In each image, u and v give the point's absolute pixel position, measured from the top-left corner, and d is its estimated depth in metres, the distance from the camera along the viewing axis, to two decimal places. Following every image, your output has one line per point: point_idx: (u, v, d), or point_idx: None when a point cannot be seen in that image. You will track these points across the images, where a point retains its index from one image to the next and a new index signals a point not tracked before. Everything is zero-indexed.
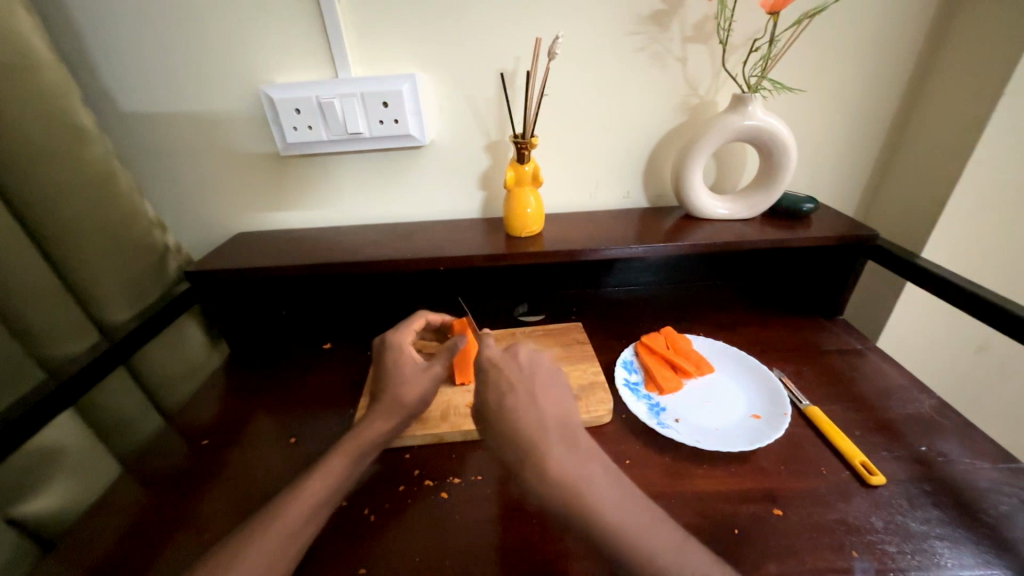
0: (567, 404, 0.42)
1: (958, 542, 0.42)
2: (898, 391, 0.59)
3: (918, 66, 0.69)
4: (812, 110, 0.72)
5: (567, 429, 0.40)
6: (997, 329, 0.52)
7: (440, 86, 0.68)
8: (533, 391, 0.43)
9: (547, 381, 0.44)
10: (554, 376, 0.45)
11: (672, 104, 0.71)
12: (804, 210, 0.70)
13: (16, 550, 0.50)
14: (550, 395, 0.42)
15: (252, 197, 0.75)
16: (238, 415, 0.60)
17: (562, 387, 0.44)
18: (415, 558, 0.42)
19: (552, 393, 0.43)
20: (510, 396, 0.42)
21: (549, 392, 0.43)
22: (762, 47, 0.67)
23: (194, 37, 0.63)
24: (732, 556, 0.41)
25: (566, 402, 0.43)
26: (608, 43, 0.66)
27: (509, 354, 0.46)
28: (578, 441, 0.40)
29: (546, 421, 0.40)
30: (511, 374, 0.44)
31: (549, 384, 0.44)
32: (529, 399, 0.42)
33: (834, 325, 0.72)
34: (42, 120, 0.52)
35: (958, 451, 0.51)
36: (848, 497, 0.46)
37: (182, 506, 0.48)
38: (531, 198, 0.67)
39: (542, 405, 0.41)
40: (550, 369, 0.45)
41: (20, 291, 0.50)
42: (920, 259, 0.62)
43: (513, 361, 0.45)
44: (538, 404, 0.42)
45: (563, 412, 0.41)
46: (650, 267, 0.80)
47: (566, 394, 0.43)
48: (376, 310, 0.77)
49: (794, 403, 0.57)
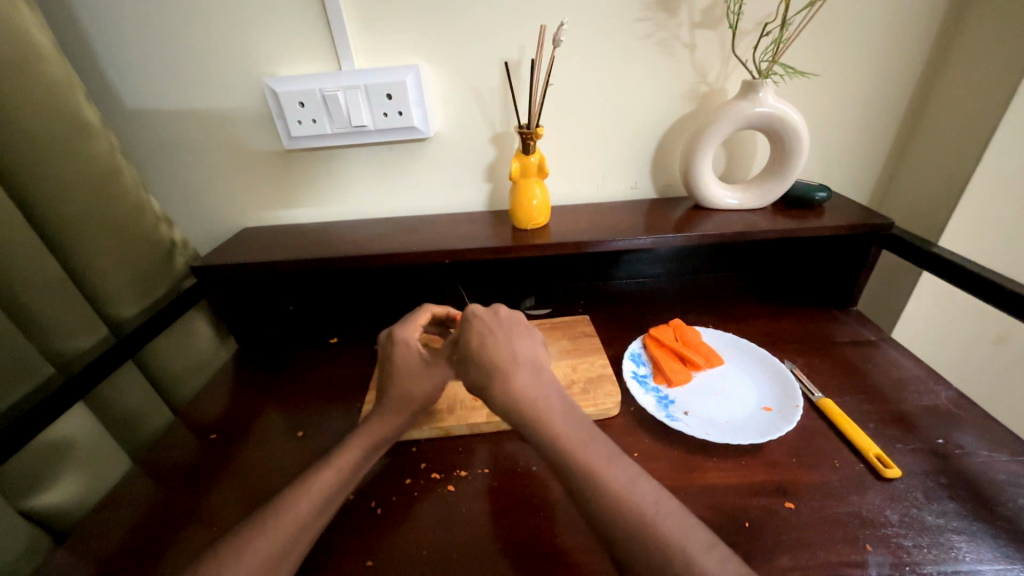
0: (538, 350, 0.48)
1: (976, 536, 0.41)
2: (913, 382, 0.58)
3: (936, 50, 0.67)
4: (824, 96, 0.71)
5: (536, 367, 0.45)
6: (999, 307, 0.53)
7: (445, 78, 0.67)
8: (508, 336, 0.47)
9: (521, 333, 0.48)
10: (530, 332, 0.49)
11: (680, 92, 0.70)
12: (818, 198, 0.69)
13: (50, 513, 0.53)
14: (522, 342, 0.47)
15: (258, 192, 0.75)
16: (246, 410, 0.60)
17: (535, 339, 0.48)
18: (423, 550, 0.42)
19: (524, 342, 0.47)
20: (489, 338, 0.46)
21: (523, 340, 0.47)
22: (774, 31, 0.65)
23: (195, 30, 0.62)
24: (744, 550, 0.41)
25: (536, 348, 0.48)
26: (615, 31, 0.65)
27: (490, 311, 0.49)
28: (577, 438, 0.40)
29: (517, 358, 0.45)
30: (490, 324, 0.48)
31: (524, 335, 0.48)
32: (504, 341, 0.46)
33: (847, 316, 0.70)
34: (46, 115, 0.52)
35: (975, 443, 0.49)
36: (862, 489, 0.45)
37: (193, 498, 0.48)
38: (537, 189, 0.67)
39: (515, 346, 0.46)
40: (526, 325, 0.49)
41: (28, 288, 0.50)
42: (936, 247, 0.60)
43: (494, 316, 0.49)
44: (512, 345, 0.46)
45: (532, 353, 0.47)
46: (658, 259, 0.78)
47: (538, 344, 0.48)
48: (382, 304, 0.77)
49: (806, 395, 0.56)
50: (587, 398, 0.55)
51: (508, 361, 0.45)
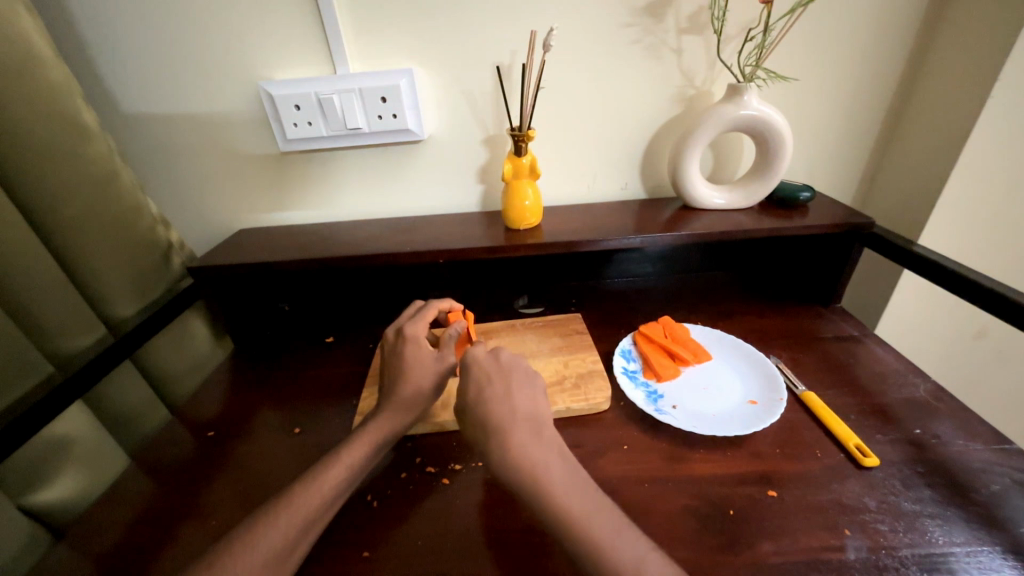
0: (539, 402, 0.46)
1: (949, 520, 0.43)
2: (894, 376, 0.60)
3: (911, 56, 0.70)
4: (807, 99, 0.73)
5: (534, 423, 0.44)
6: (998, 316, 0.52)
7: (438, 81, 0.68)
8: (509, 387, 0.46)
9: (522, 382, 0.47)
10: (531, 378, 0.48)
11: (668, 95, 0.71)
12: (802, 198, 0.71)
13: (68, 505, 0.54)
14: (523, 393, 0.46)
15: (254, 194, 0.76)
16: (243, 408, 0.61)
17: (537, 388, 0.47)
18: (418, 542, 0.44)
19: (525, 392, 0.46)
20: (488, 390, 0.46)
21: (524, 390, 0.46)
22: (757, 36, 0.67)
23: (191, 35, 0.63)
24: (728, 536, 0.42)
25: (538, 398, 0.46)
26: (603, 35, 0.66)
27: (491, 355, 0.49)
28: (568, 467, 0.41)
29: (516, 413, 0.44)
30: (490, 372, 0.47)
31: (525, 383, 0.47)
32: (503, 393, 0.45)
33: (832, 313, 0.72)
34: (43, 119, 0.52)
35: (951, 433, 0.51)
36: (842, 478, 0.47)
37: (191, 495, 0.49)
38: (529, 190, 0.68)
39: (515, 400, 0.45)
40: (528, 370, 0.49)
41: (29, 288, 0.51)
42: (915, 245, 0.63)
43: (494, 359, 0.48)
44: (512, 399, 0.45)
45: (533, 406, 0.45)
46: (648, 258, 0.80)
47: (540, 394, 0.47)
48: (378, 304, 0.78)
49: (790, 388, 0.58)
50: (578, 394, 0.57)
51: (506, 416, 0.44)
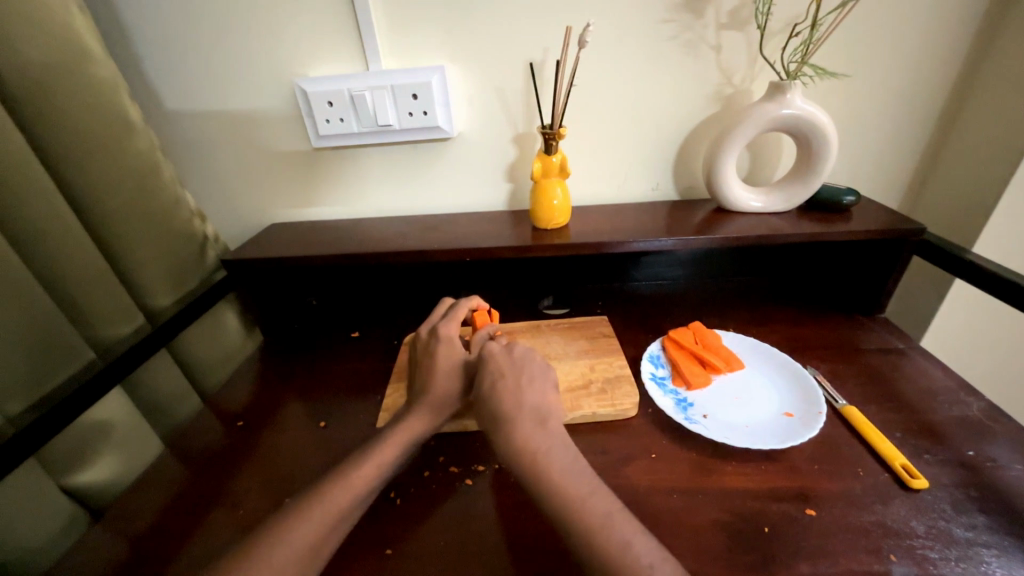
0: (549, 396, 0.47)
1: (1007, 551, 0.40)
2: (943, 393, 0.56)
3: (972, 53, 0.66)
4: (854, 98, 0.69)
5: (540, 413, 0.45)
6: None
7: (470, 78, 0.68)
8: (520, 380, 0.48)
9: (534, 375, 0.49)
10: (544, 373, 0.50)
11: (705, 93, 0.69)
12: (846, 202, 0.67)
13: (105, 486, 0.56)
14: (534, 386, 0.47)
15: (287, 190, 0.78)
16: (271, 399, 0.62)
17: (548, 382, 0.49)
18: (440, 542, 0.43)
19: (535, 385, 0.48)
20: (500, 382, 0.47)
21: (535, 383, 0.48)
22: (803, 32, 0.64)
23: (232, 32, 0.65)
24: (762, 554, 0.40)
25: (549, 391, 0.48)
26: (639, 31, 0.65)
27: (506, 349, 0.51)
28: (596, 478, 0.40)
29: (523, 405, 0.46)
30: (503, 365, 0.49)
31: (536, 377, 0.49)
32: (513, 384, 0.47)
33: (874, 323, 0.69)
34: (91, 114, 0.54)
35: (1008, 456, 0.48)
36: (887, 499, 0.44)
37: (221, 482, 0.50)
38: (558, 189, 0.67)
39: (523, 392, 0.47)
40: (541, 365, 0.50)
41: (74, 277, 0.53)
42: (970, 254, 0.59)
43: (507, 352, 0.50)
44: (521, 391, 0.47)
45: (542, 398, 0.47)
46: (678, 261, 0.78)
47: (550, 388, 0.48)
48: (403, 300, 0.79)
49: (830, 402, 0.55)
50: (605, 399, 0.55)
51: (526, 424, 0.44)
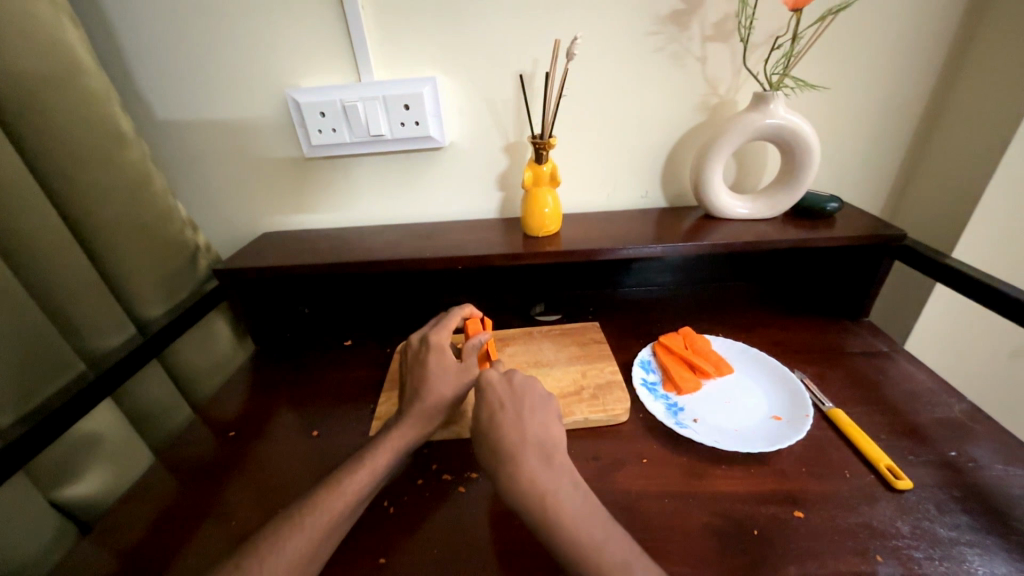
0: (552, 428, 0.47)
1: (989, 549, 0.40)
2: (927, 394, 0.57)
3: (947, 64, 0.68)
4: (836, 107, 0.71)
5: (544, 447, 0.44)
6: None
7: (461, 88, 0.69)
8: (521, 412, 0.47)
9: (535, 406, 0.48)
10: (546, 403, 0.49)
11: (692, 103, 0.71)
12: (829, 209, 0.69)
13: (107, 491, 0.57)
14: (535, 419, 0.46)
15: (279, 199, 0.78)
16: (263, 409, 0.62)
17: (549, 413, 0.48)
18: (434, 549, 0.43)
19: (537, 418, 0.47)
20: (501, 415, 0.46)
21: (536, 415, 0.47)
22: (785, 44, 0.66)
23: (224, 44, 0.65)
24: (752, 557, 0.41)
25: (550, 423, 0.47)
26: (627, 43, 0.66)
27: (505, 377, 0.50)
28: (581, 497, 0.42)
29: (526, 438, 0.44)
30: (502, 396, 0.48)
31: (539, 408, 0.48)
32: (515, 417, 0.46)
33: (859, 327, 0.70)
34: (83, 126, 0.54)
35: (989, 456, 0.49)
36: (873, 500, 0.45)
37: (212, 493, 0.50)
38: (549, 197, 0.68)
39: (525, 425, 0.46)
40: (543, 395, 0.49)
41: (65, 287, 0.53)
42: (949, 258, 0.60)
43: (506, 381, 0.49)
44: (522, 424, 0.46)
45: (544, 431, 0.46)
46: (667, 267, 0.79)
47: (553, 420, 0.47)
48: (396, 308, 0.79)
49: (817, 405, 0.56)
50: (597, 404, 0.56)
51: (513, 436, 0.44)
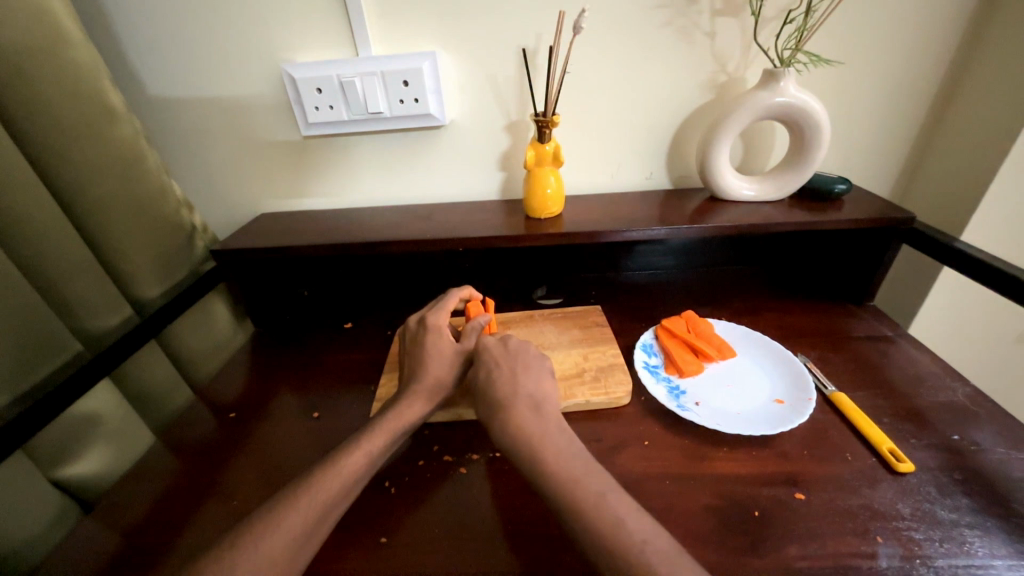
0: (545, 383, 0.48)
1: (989, 531, 0.41)
2: (930, 379, 0.57)
3: (964, 40, 0.66)
4: (848, 85, 0.69)
5: (535, 401, 0.46)
6: None
7: (462, 64, 0.67)
8: (515, 369, 0.48)
9: (529, 365, 0.49)
10: (540, 361, 0.50)
11: (700, 81, 0.69)
12: (837, 191, 0.68)
13: (112, 469, 0.57)
14: (528, 375, 0.48)
15: (276, 179, 0.76)
16: (262, 391, 0.62)
17: (543, 371, 0.49)
18: (435, 529, 0.43)
19: (530, 375, 0.48)
20: (495, 372, 0.48)
21: (529, 372, 0.48)
22: (798, 18, 0.64)
23: (216, 16, 0.63)
24: (752, 538, 0.41)
25: (544, 380, 0.48)
26: (634, 17, 0.64)
27: (500, 341, 0.52)
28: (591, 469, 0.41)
29: (518, 393, 0.46)
30: (497, 356, 0.50)
31: (532, 365, 0.49)
32: (509, 375, 0.48)
33: (863, 311, 0.70)
34: (71, 100, 0.53)
35: (992, 440, 0.49)
36: (874, 483, 0.45)
37: (213, 474, 0.50)
38: (551, 178, 0.66)
39: (518, 380, 0.47)
40: (536, 356, 0.51)
41: (57, 266, 0.52)
42: (958, 242, 0.59)
43: (502, 345, 0.51)
44: (515, 379, 0.47)
45: (537, 387, 0.47)
46: (671, 251, 0.78)
47: (547, 376, 0.49)
48: (396, 291, 0.78)
49: (820, 388, 0.56)
50: (598, 387, 0.55)
51: (513, 413, 0.45)
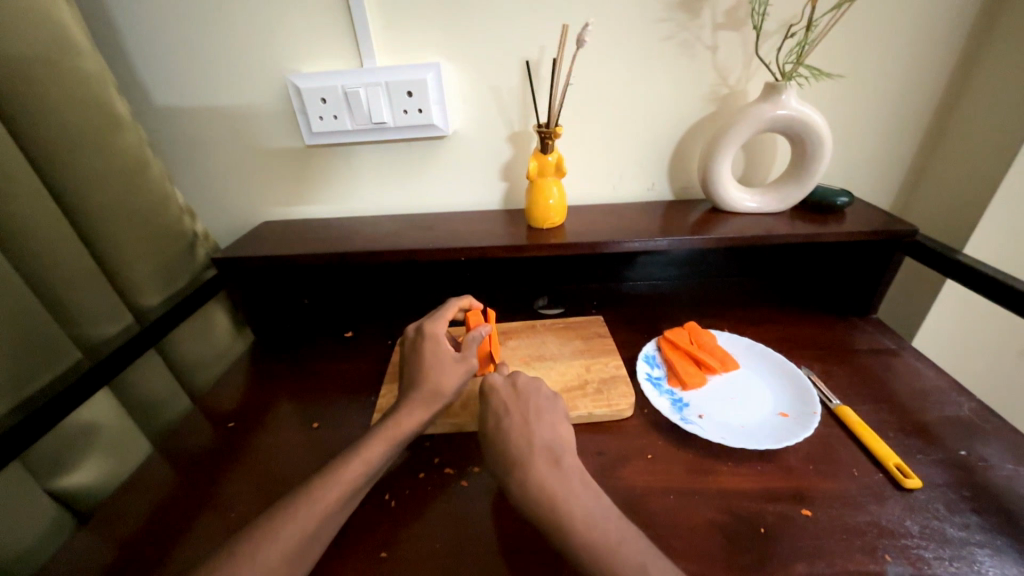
0: (561, 431, 0.46)
1: (999, 550, 0.40)
2: (935, 393, 0.57)
3: (964, 55, 0.66)
4: (848, 99, 0.70)
5: (553, 452, 0.44)
6: None
7: (465, 76, 0.68)
8: (528, 417, 0.46)
9: (542, 410, 0.47)
10: (552, 404, 0.48)
11: (702, 94, 0.69)
12: (839, 203, 0.68)
13: (106, 477, 0.56)
14: (542, 422, 0.46)
15: (279, 187, 0.77)
16: (261, 401, 0.61)
17: (557, 416, 0.47)
18: (435, 543, 0.43)
19: (544, 422, 0.46)
20: (507, 421, 0.46)
21: (543, 419, 0.46)
22: (799, 32, 0.65)
23: (223, 27, 0.64)
24: (759, 555, 0.40)
25: (558, 428, 0.46)
26: (636, 30, 0.64)
27: (509, 381, 0.49)
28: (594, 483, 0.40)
29: (534, 444, 0.44)
30: (509, 403, 0.47)
31: (545, 410, 0.47)
32: (523, 422, 0.45)
33: (866, 323, 0.69)
34: (77, 109, 0.53)
35: (999, 456, 0.48)
36: (881, 499, 0.44)
37: (210, 485, 0.49)
38: (553, 188, 0.67)
39: (534, 430, 0.45)
40: (548, 397, 0.49)
41: (60, 274, 0.52)
42: (961, 255, 0.59)
43: (513, 387, 0.49)
44: (530, 429, 0.45)
45: (554, 435, 0.45)
46: (672, 261, 0.78)
47: (561, 421, 0.47)
48: (397, 299, 0.78)
49: (824, 402, 0.56)
50: (601, 399, 0.55)
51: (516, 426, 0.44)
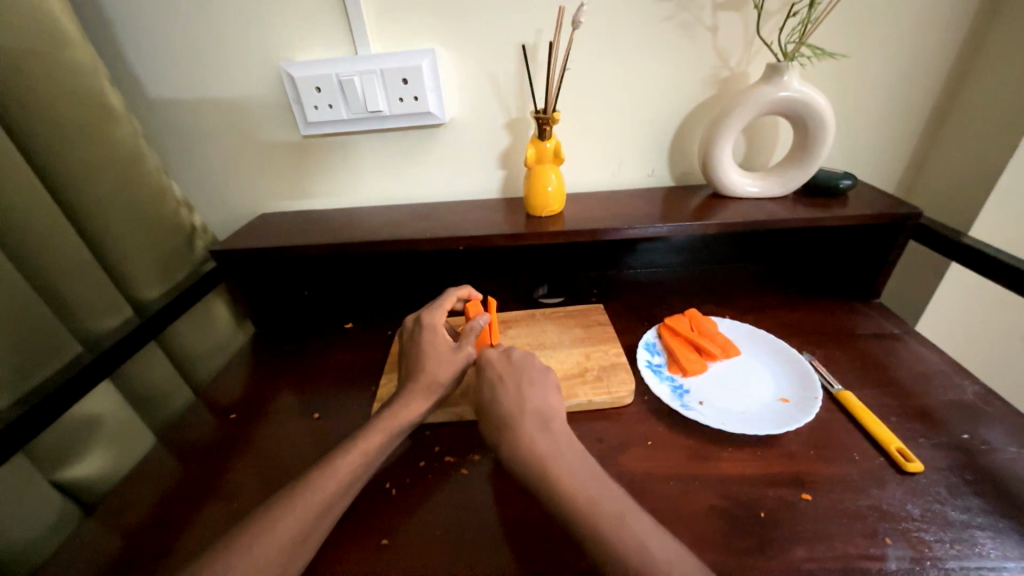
0: (552, 398, 0.47)
1: (1001, 532, 0.40)
2: (938, 377, 0.56)
3: (972, 32, 0.64)
4: (852, 79, 0.68)
5: (543, 416, 0.45)
6: None
7: (461, 62, 0.66)
8: (520, 385, 0.47)
9: (534, 380, 0.48)
10: (545, 374, 0.49)
11: (702, 77, 0.68)
12: (842, 186, 0.67)
13: (111, 470, 0.57)
14: (534, 391, 0.47)
15: (276, 179, 0.76)
16: (263, 392, 0.61)
17: (548, 384, 0.48)
18: (436, 530, 0.43)
19: (536, 390, 0.47)
20: (499, 389, 0.47)
21: (536, 388, 0.47)
22: (801, 11, 0.63)
23: (214, 16, 0.63)
24: (759, 540, 0.40)
25: (550, 397, 0.47)
26: (635, 12, 0.63)
27: (504, 355, 0.50)
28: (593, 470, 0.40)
29: (525, 409, 0.45)
30: (501, 371, 0.49)
31: (537, 379, 0.48)
32: (515, 391, 0.46)
33: (869, 308, 0.69)
34: (70, 102, 0.52)
35: (1002, 439, 0.48)
36: (882, 483, 0.44)
37: (213, 476, 0.50)
38: (552, 175, 0.66)
39: (525, 396, 0.46)
40: (541, 369, 0.49)
41: (57, 268, 0.52)
42: (967, 237, 0.58)
43: (506, 358, 0.50)
44: (522, 395, 0.46)
45: (544, 402, 0.46)
46: (673, 249, 0.77)
47: (552, 391, 0.47)
48: (396, 290, 0.78)
49: (825, 387, 0.55)
50: (601, 386, 0.55)
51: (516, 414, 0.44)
